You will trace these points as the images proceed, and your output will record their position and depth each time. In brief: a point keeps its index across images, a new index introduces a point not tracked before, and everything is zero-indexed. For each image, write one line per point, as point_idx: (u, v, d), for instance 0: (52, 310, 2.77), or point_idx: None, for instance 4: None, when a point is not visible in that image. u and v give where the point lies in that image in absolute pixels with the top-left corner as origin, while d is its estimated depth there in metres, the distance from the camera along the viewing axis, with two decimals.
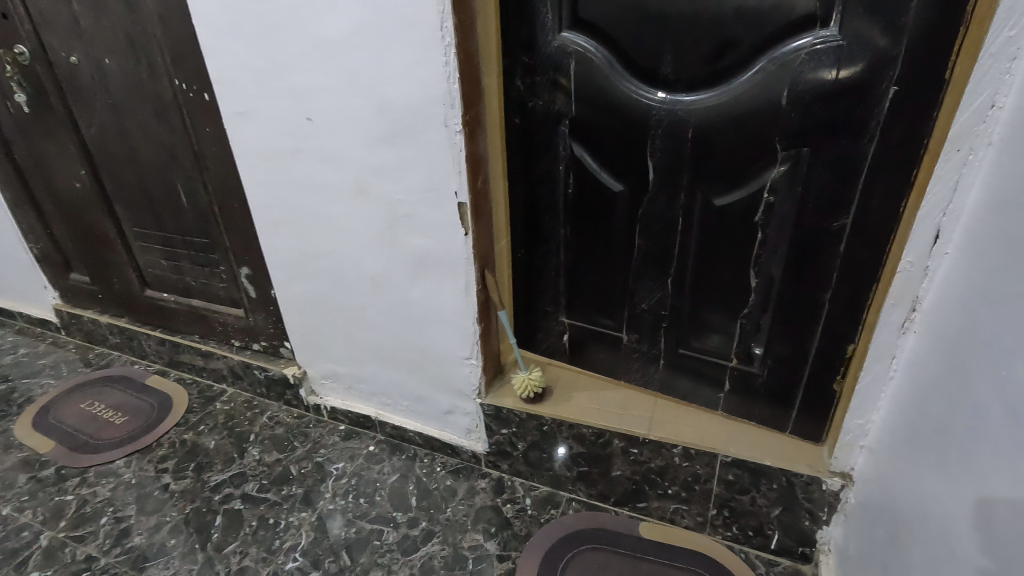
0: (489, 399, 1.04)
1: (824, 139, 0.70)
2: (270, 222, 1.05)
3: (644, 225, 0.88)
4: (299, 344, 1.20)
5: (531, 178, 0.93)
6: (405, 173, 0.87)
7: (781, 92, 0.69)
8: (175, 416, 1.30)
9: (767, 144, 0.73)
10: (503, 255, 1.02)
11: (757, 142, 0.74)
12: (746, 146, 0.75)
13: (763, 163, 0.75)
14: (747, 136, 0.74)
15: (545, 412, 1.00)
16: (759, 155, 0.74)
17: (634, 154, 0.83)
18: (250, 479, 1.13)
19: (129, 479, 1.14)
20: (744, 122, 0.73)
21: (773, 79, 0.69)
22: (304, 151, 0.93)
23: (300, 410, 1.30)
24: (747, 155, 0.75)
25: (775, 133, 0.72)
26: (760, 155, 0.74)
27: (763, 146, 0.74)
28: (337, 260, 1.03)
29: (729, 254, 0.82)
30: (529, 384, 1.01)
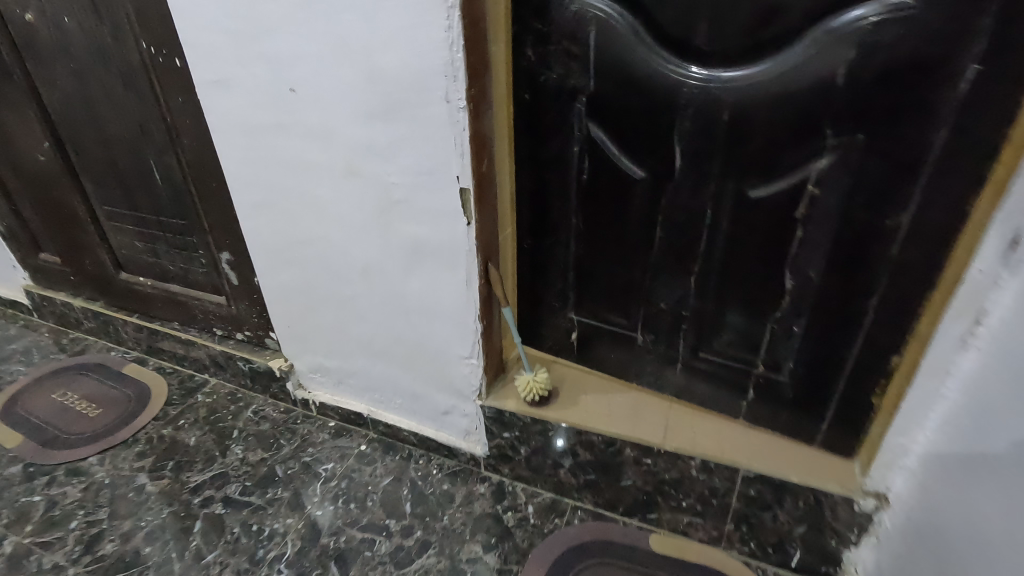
0: (490, 401, 0.96)
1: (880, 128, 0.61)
2: (251, 204, 0.95)
3: (666, 217, 0.79)
4: (285, 337, 1.12)
5: (541, 161, 0.84)
6: (399, 154, 0.78)
7: (833, 71, 0.60)
8: (153, 409, 1.22)
9: (813, 131, 0.64)
10: (507, 245, 0.92)
11: (801, 129, 0.65)
12: (787, 132, 0.65)
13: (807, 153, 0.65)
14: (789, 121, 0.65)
15: (551, 417, 0.93)
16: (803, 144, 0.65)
17: (659, 137, 0.73)
18: (232, 480, 1.06)
19: (102, 478, 1.06)
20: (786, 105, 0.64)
21: (825, 55, 0.60)
22: (287, 127, 0.83)
23: (286, 404, 1.22)
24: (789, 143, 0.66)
25: (823, 119, 0.63)
26: (804, 144, 0.65)
27: (807, 134, 0.64)
28: (325, 247, 0.94)
29: (762, 252, 0.74)
30: (533, 387, 0.93)
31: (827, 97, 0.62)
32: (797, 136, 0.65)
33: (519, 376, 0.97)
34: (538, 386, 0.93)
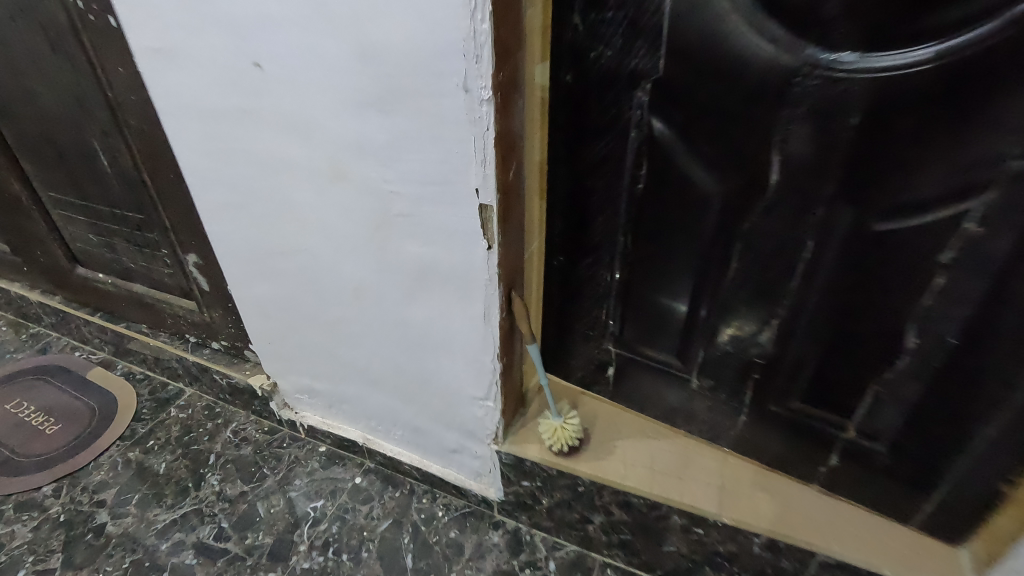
0: (507, 446, 0.81)
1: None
2: (216, 204, 0.77)
3: (748, 245, 0.60)
4: (265, 354, 0.95)
5: (583, 164, 0.65)
6: (399, 157, 0.58)
7: (978, 92, 0.43)
8: (120, 426, 1.07)
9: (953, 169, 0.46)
10: (534, 262, 0.74)
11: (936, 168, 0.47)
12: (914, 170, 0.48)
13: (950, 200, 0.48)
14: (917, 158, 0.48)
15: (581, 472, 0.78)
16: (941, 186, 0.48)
17: (750, 142, 0.54)
18: (206, 521, 0.91)
19: (56, 515, 0.92)
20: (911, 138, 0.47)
21: (970, 67, 0.43)
22: (252, 115, 0.64)
23: (271, 423, 1.06)
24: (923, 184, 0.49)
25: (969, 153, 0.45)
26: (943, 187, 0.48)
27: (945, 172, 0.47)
28: (308, 261, 0.76)
29: (877, 300, 0.56)
30: (561, 438, 0.77)
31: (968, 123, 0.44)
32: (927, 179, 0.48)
33: (544, 419, 0.81)
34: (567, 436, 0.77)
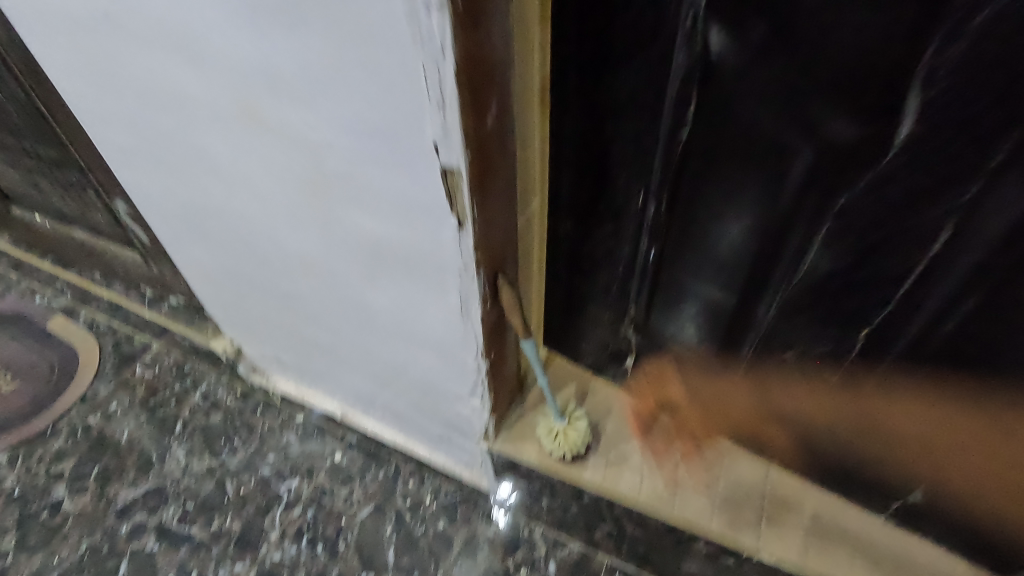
0: (498, 445, 0.67)
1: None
2: (119, 146, 0.58)
3: (840, 228, 0.41)
4: (221, 319, 0.81)
5: (603, 99, 0.44)
6: (321, 95, 0.39)
7: None
8: (80, 385, 0.97)
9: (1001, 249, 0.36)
10: (535, 228, 0.55)
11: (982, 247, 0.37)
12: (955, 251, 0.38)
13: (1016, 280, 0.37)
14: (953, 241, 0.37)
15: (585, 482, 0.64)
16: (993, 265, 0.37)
17: (873, 76, 0.33)
18: (169, 501, 0.83)
19: (11, 489, 0.85)
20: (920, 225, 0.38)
21: None
22: (123, 28, 0.44)
23: (244, 386, 0.95)
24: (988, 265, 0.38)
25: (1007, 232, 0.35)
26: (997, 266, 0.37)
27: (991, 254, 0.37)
28: (241, 223, 0.58)
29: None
30: (563, 444, 0.63)
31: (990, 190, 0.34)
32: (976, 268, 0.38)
33: (545, 417, 0.66)
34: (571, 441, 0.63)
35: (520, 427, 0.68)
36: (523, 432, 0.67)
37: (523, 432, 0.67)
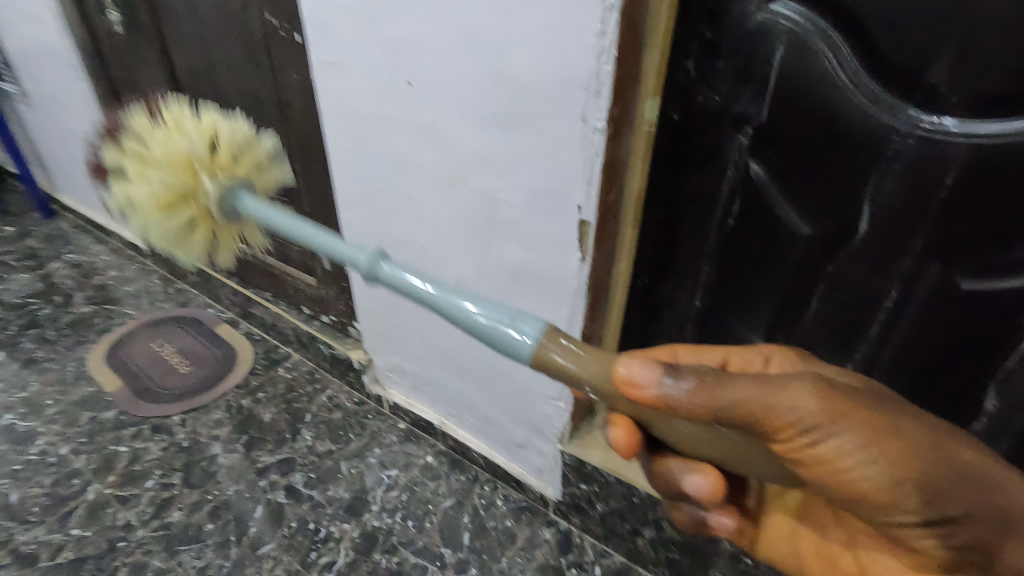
0: (138, 116, 0.66)
1: (828, 379, 0.44)
2: (350, 195, 0.88)
3: (831, 286, 0.64)
4: (366, 331, 1.07)
5: (679, 196, 0.69)
6: (514, 171, 0.67)
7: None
8: (237, 375, 1.24)
9: (830, 453, 0.42)
10: (620, 283, 0.76)
11: (768, 389, 0.42)
12: (785, 449, 0.43)
13: (711, 417, 0.43)
14: (818, 458, 0.42)
15: (225, 247, 0.68)
16: (753, 410, 0.42)
17: (845, 197, 0.58)
18: (297, 469, 1.04)
19: (181, 440, 1.09)
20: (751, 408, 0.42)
21: None
22: (396, 121, 0.75)
23: (361, 395, 1.18)
24: (714, 483, 0.51)
25: (901, 486, 0.41)
26: (734, 419, 0.42)
27: (794, 436, 0.42)
28: (420, 254, 0.85)
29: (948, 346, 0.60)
30: (172, 173, 0.61)
31: (843, 385, 0.44)
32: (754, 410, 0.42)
33: (136, 119, 0.66)
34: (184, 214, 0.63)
35: (183, 118, 0.63)
36: (160, 131, 0.63)
37: (173, 128, 0.63)
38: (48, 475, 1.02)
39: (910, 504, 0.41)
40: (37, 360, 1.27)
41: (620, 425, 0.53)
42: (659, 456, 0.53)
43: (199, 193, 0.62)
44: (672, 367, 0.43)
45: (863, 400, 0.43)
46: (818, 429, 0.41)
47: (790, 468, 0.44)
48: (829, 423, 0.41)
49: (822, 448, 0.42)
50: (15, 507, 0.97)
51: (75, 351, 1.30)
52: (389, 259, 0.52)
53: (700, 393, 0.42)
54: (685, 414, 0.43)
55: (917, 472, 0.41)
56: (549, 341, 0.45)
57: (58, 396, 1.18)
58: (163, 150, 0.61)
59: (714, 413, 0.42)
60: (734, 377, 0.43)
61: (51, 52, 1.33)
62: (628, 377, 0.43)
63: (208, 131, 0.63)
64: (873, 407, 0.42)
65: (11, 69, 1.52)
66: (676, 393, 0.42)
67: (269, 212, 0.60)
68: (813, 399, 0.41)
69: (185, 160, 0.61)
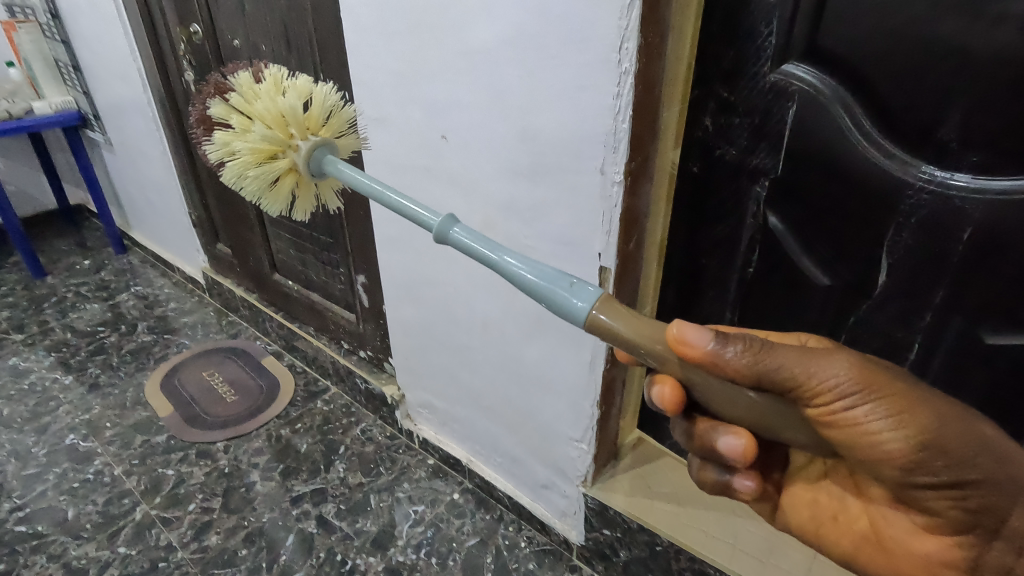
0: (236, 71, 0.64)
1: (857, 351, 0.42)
2: (388, 238, 0.94)
3: (852, 337, 0.64)
4: (400, 367, 1.11)
5: (699, 244, 0.71)
6: (539, 218, 0.71)
7: None
8: (278, 405, 1.30)
9: (863, 419, 0.40)
10: None
11: (804, 355, 0.40)
12: (818, 421, 0.40)
13: (755, 379, 0.40)
14: (851, 428, 0.40)
15: (303, 202, 0.67)
16: (796, 375, 0.40)
17: (863, 248, 0.59)
18: (328, 499, 1.08)
19: (223, 466, 1.15)
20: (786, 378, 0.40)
21: None
22: (431, 171, 0.80)
23: (393, 429, 1.22)
24: (749, 446, 0.45)
25: (926, 452, 0.40)
26: (780, 381, 0.40)
27: (828, 406, 0.40)
28: (451, 294, 0.89)
29: (971, 400, 0.60)
30: (272, 128, 0.59)
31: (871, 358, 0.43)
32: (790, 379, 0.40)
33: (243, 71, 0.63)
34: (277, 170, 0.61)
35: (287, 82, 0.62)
36: (262, 87, 0.61)
37: (273, 87, 0.62)
38: (102, 494, 1.09)
39: (934, 468, 0.41)
40: (101, 384, 1.37)
41: (665, 382, 0.45)
42: (694, 419, 0.47)
43: (291, 150, 0.60)
44: (718, 329, 0.41)
45: (892, 371, 0.41)
46: (852, 395, 0.39)
47: (822, 438, 0.41)
48: (864, 389, 0.39)
49: (854, 418, 0.40)
50: (70, 523, 1.04)
51: (134, 377, 1.39)
52: (463, 226, 0.49)
53: (749, 354, 0.40)
54: (731, 375, 0.40)
55: (947, 439, 0.39)
56: (603, 306, 0.42)
57: (117, 419, 1.27)
58: (267, 105, 0.59)
59: (759, 376, 0.40)
60: (776, 341, 0.41)
61: (134, 106, 1.48)
62: (678, 335, 0.40)
63: (304, 91, 0.62)
64: (902, 377, 0.41)
65: (99, 121, 1.70)
66: (727, 353, 0.40)
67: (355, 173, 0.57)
68: (849, 365, 0.40)
69: (285, 116, 0.59)
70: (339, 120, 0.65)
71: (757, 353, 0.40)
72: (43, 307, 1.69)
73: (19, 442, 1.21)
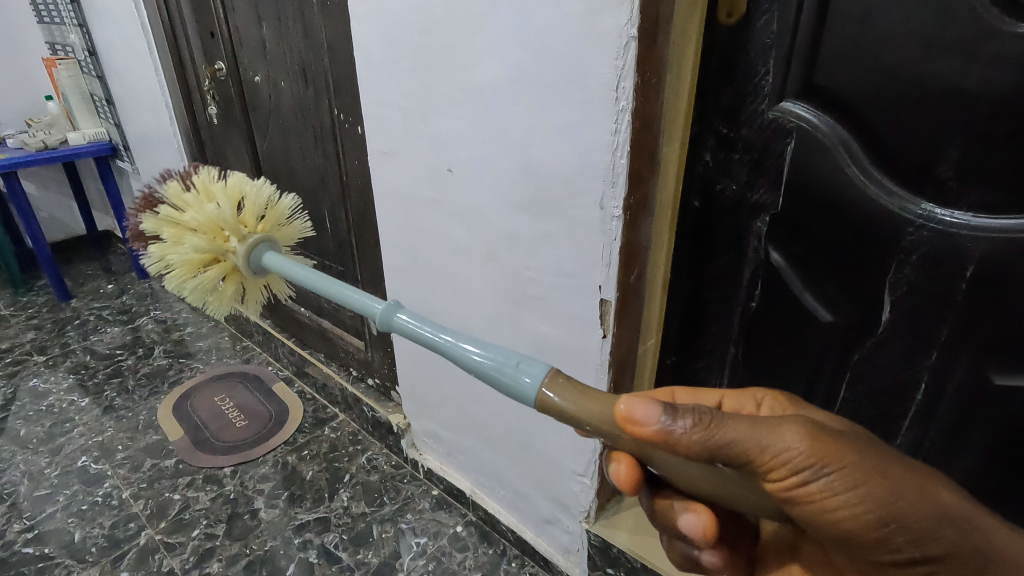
0: (168, 187, 0.74)
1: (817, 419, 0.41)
2: (396, 268, 0.96)
3: (858, 375, 0.63)
4: (406, 396, 1.11)
5: (702, 278, 0.71)
6: (542, 251, 0.71)
7: None
8: (287, 431, 1.30)
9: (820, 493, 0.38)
10: (648, 357, 0.77)
11: (760, 427, 0.39)
12: (776, 492, 0.39)
13: (709, 454, 0.39)
14: (809, 500, 0.39)
15: (252, 297, 0.78)
16: (749, 449, 0.39)
17: (866, 284, 0.58)
18: (331, 529, 1.07)
19: (228, 492, 1.15)
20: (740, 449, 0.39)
21: None
22: (438, 204, 0.82)
23: (399, 458, 1.21)
24: (708, 526, 0.47)
25: (886, 527, 0.38)
26: (733, 455, 0.39)
27: (785, 478, 0.38)
28: (456, 324, 0.90)
29: (982, 444, 0.58)
30: (205, 238, 0.69)
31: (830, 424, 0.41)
32: (744, 450, 0.39)
33: (172, 186, 0.73)
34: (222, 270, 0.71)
35: (217, 188, 0.72)
36: (191, 198, 0.71)
37: (204, 196, 0.72)
38: (109, 517, 1.10)
39: (895, 542, 0.39)
40: (116, 407, 1.39)
41: (621, 460, 0.48)
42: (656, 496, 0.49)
43: (230, 252, 0.71)
44: (670, 401, 0.40)
45: (851, 440, 0.39)
46: (810, 468, 0.38)
47: (781, 508, 0.41)
48: (822, 464, 0.38)
49: (813, 491, 0.38)
50: (77, 546, 1.04)
51: (148, 401, 1.41)
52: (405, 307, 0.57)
53: (701, 430, 0.39)
54: (684, 451, 0.40)
55: (906, 512, 0.38)
56: (550, 383, 0.45)
57: (128, 442, 1.28)
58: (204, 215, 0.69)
59: (712, 451, 0.39)
60: (731, 412, 0.40)
61: (161, 138, 1.54)
62: (627, 412, 0.40)
63: (235, 196, 0.72)
64: (863, 448, 0.39)
65: (129, 150, 1.77)
66: (678, 429, 0.39)
67: (293, 267, 0.68)
68: (805, 438, 0.38)
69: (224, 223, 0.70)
70: (276, 214, 0.76)
71: (709, 425, 0.39)
72: (66, 330, 1.73)
73: (33, 463, 1.23)
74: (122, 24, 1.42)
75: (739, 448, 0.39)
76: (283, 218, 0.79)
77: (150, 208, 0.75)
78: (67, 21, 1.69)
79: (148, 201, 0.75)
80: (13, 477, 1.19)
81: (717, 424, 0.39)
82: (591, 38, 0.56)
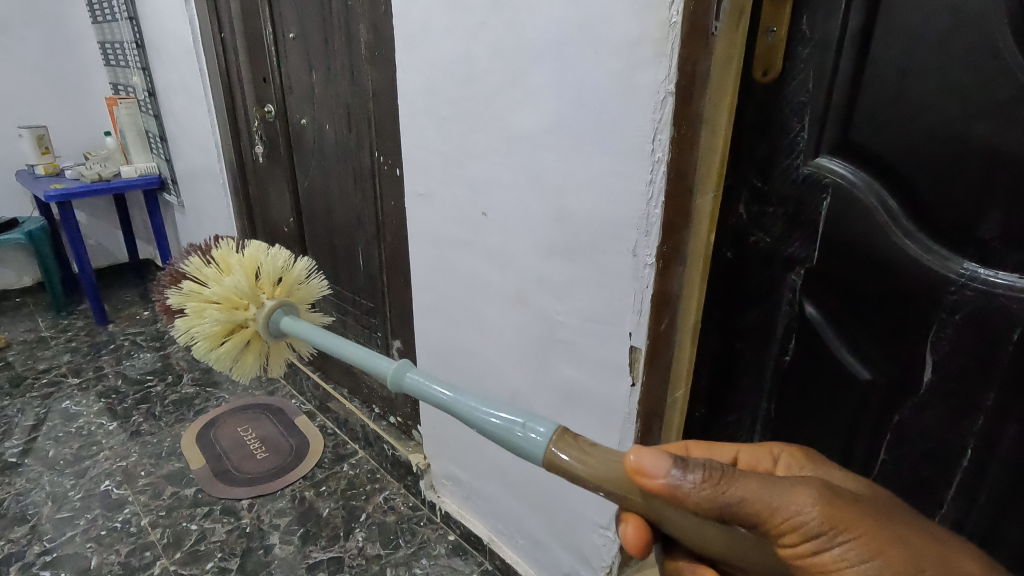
0: (191, 263, 0.77)
1: (834, 482, 0.39)
2: (425, 306, 0.97)
3: (898, 437, 0.60)
4: (427, 436, 1.11)
5: (734, 329, 0.70)
6: (571, 296, 0.72)
7: None
8: (306, 465, 1.30)
9: (833, 561, 0.37)
10: (677, 407, 0.76)
11: (773, 488, 0.38)
12: (789, 556, 0.38)
13: (718, 512, 0.39)
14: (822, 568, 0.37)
15: (276, 357, 0.81)
16: (759, 510, 0.38)
17: (905, 342, 0.57)
18: (344, 569, 1.05)
19: (244, 526, 1.14)
20: (750, 510, 0.38)
21: None
22: (470, 245, 0.84)
23: (416, 500, 1.20)
24: None
25: None
26: (744, 515, 0.38)
27: (796, 543, 0.37)
28: (482, 364, 0.90)
29: None
30: (223, 308, 0.72)
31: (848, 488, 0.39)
32: (754, 512, 0.38)
33: (195, 265, 0.76)
34: (239, 339, 0.73)
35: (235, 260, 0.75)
36: (211, 273, 0.74)
37: (223, 269, 0.75)
38: (126, 544, 1.10)
39: None
40: (142, 432, 1.41)
41: (629, 520, 0.47)
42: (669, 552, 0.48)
43: (249, 319, 0.74)
44: (681, 454, 0.40)
45: (868, 507, 0.38)
46: (823, 535, 0.37)
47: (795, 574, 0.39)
48: (835, 530, 0.37)
49: (825, 559, 0.37)
50: (92, 572, 1.04)
51: (173, 428, 1.43)
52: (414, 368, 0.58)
53: (708, 487, 0.39)
54: (693, 507, 0.39)
55: None
56: (559, 442, 0.45)
57: (151, 469, 1.29)
58: (221, 288, 0.72)
59: (723, 510, 0.39)
60: (741, 470, 0.39)
61: (208, 173, 1.62)
62: (637, 464, 0.41)
63: (251, 266, 0.75)
64: (880, 515, 0.37)
65: (176, 184, 1.86)
66: (686, 486, 0.39)
67: (306, 330, 0.71)
68: (820, 503, 0.37)
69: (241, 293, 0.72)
70: (292, 277, 0.78)
71: (718, 485, 0.38)
72: (101, 353, 1.79)
73: (58, 485, 1.25)
74: (181, 68, 1.52)
75: (749, 509, 0.38)
76: (302, 278, 0.82)
77: (176, 283, 0.79)
78: (132, 64, 1.81)
79: (174, 276, 0.79)
80: (37, 499, 1.21)
81: (727, 484, 0.38)
82: (629, 92, 0.58)
